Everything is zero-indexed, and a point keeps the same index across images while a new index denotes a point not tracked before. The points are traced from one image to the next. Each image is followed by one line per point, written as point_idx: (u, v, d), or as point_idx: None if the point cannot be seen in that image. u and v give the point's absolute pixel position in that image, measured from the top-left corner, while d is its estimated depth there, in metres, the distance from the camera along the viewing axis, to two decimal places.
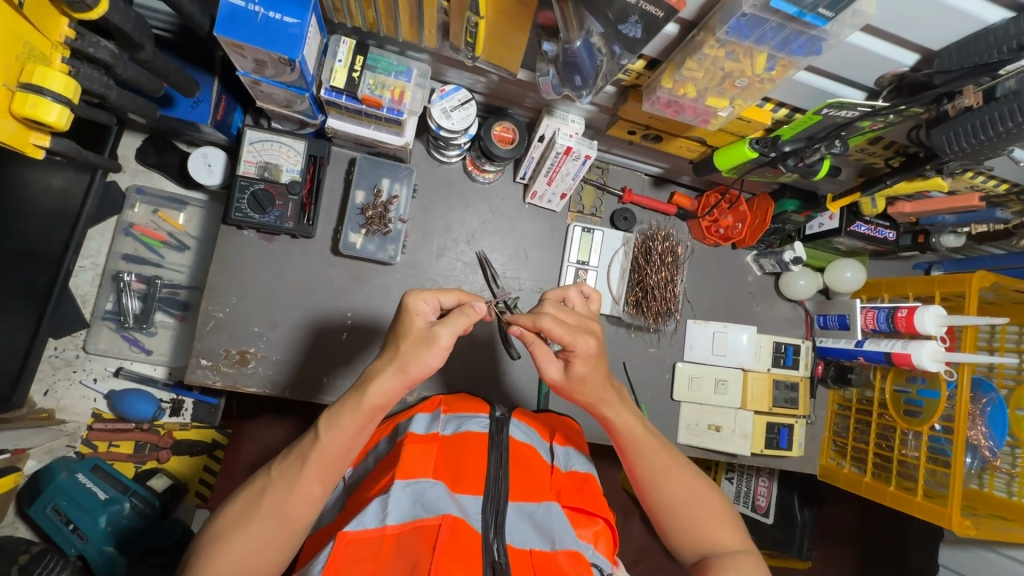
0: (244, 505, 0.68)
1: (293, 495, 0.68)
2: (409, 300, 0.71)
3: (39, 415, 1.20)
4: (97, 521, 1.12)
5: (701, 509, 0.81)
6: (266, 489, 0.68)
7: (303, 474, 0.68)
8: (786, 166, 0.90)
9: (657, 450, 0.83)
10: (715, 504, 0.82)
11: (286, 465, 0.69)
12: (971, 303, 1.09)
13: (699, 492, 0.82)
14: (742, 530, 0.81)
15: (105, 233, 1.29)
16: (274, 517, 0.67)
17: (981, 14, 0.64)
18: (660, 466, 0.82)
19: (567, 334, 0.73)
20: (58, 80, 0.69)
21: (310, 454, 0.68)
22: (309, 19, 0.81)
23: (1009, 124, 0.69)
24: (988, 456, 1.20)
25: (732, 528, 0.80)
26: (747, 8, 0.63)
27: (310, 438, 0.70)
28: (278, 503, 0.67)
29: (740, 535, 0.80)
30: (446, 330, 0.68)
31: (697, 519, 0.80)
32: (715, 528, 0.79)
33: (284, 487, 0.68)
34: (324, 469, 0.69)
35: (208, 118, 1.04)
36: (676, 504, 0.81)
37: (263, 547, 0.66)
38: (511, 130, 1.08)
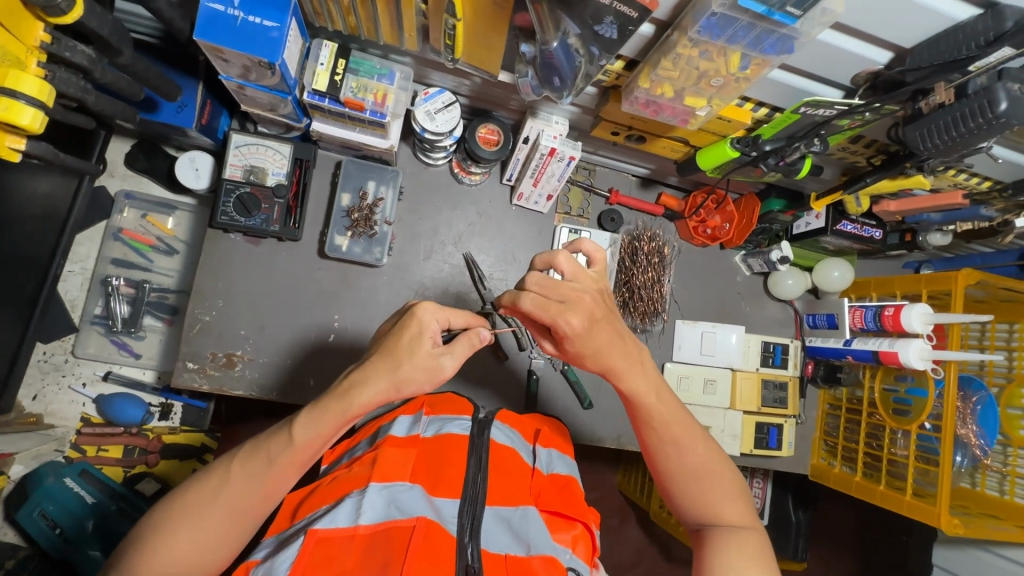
0: (199, 495, 0.68)
1: (252, 492, 0.68)
2: (421, 316, 0.69)
3: (26, 420, 1.20)
4: (82, 524, 1.13)
5: (712, 480, 0.78)
6: (225, 483, 0.68)
7: (268, 473, 0.68)
8: (767, 165, 0.90)
9: (676, 419, 0.79)
10: (727, 477, 0.80)
11: (249, 461, 0.69)
12: (957, 301, 1.09)
13: (712, 464, 0.79)
14: (749, 504, 0.79)
15: (93, 238, 1.30)
16: (230, 511, 0.67)
17: (949, 11, 0.64)
18: (677, 437, 0.79)
19: (546, 314, 0.71)
20: (30, 83, 0.70)
21: (279, 455, 0.68)
22: (288, 23, 0.81)
23: (981, 120, 0.69)
24: (979, 455, 1.19)
25: (740, 503, 0.78)
26: (716, 7, 0.63)
27: (282, 437, 0.69)
28: (235, 496, 0.68)
29: (747, 510, 0.78)
30: (451, 359, 0.70)
31: (706, 491, 0.78)
32: (723, 502, 0.77)
33: (243, 484, 0.68)
34: (290, 468, 0.69)
35: (192, 122, 1.04)
36: (687, 476, 0.79)
37: (212, 539, 0.67)
38: (496, 132, 1.08)
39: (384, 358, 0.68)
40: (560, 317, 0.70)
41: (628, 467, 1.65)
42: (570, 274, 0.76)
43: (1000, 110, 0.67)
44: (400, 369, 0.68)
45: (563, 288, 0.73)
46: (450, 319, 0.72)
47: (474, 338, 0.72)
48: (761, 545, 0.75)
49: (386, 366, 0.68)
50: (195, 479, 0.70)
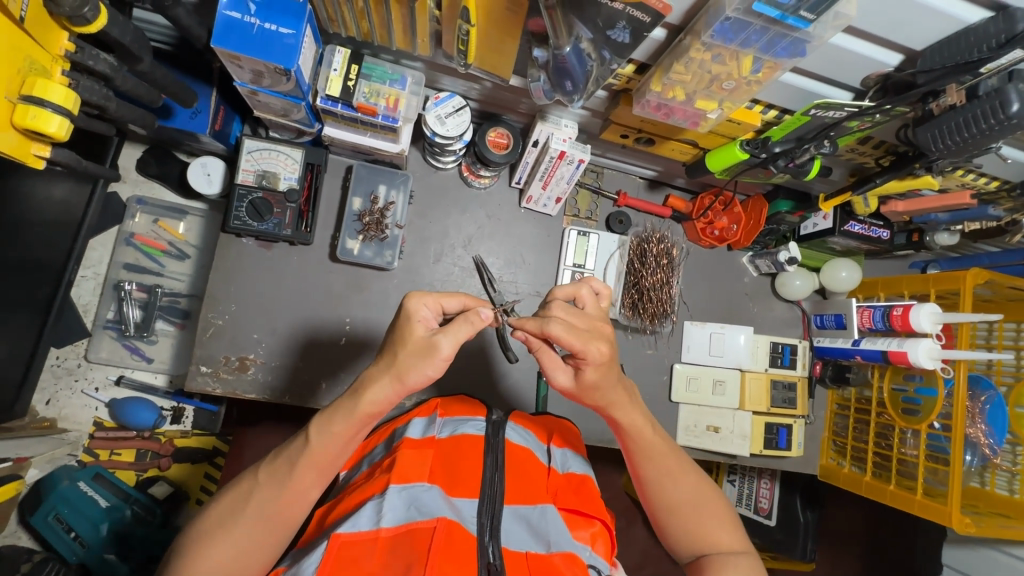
0: (231, 505, 0.69)
1: (279, 497, 0.69)
2: (410, 303, 0.66)
3: (40, 425, 1.21)
4: (98, 528, 1.13)
5: (702, 511, 0.81)
6: (253, 491, 0.69)
7: (290, 478, 0.69)
8: (776, 166, 0.91)
9: (666, 451, 0.82)
10: (717, 506, 0.82)
11: (274, 469, 0.70)
12: (966, 300, 1.09)
13: (701, 496, 0.82)
14: (740, 529, 0.82)
15: (106, 243, 1.31)
16: (259, 518, 0.68)
17: (961, 13, 0.65)
18: (667, 468, 0.82)
19: (577, 341, 0.67)
20: (57, 91, 0.71)
21: (298, 458, 0.69)
22: (303, 30, 0.82)
23: (993, 121, 0.70)
24: (988, 454, 1.20)
25: (730, 528, 0.81)
26: (730, 12, 0.64)
27: (300, 442, 0.70)
28: (262, 505, 0.68)
29: (739, 535, 0.81)
30: (448, 338, 0.63)
31: (698, 519, 0.81)
32: (715, 529, 0.80)
33: (268, 491, 0.69)
34: (311, 472, 0.69)
35: (205, 127, 1.05)
36: (679, 506, 0.81)
37: (249, 547, 0.68)
38: (506, 135, 1.10)
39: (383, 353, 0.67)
40: (588, 345, 0.67)
41: None
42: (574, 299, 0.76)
43: (1012, 111, 0.68)
44: (395, 355, 0.65)
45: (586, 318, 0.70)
46: (445, 305, 0.69)
47: (477, 318, 0.64)
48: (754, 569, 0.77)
49: (384, 362, 0.66)
50: (226, 490, 0.72)
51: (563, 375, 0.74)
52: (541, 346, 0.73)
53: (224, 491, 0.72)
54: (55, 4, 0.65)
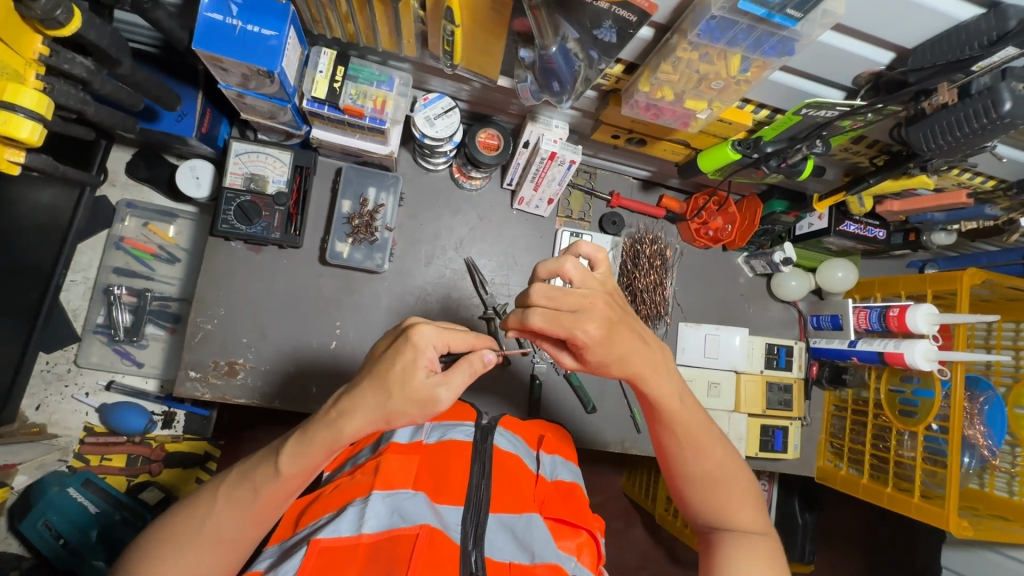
0: (187, 524, 0.67)
1: (240, 520, 0.67)
2: (415, 338, 0.65)
3: (30, 431, 1.20)
4: (86, 534, 1.12)
5: (727, 490, 0.78)
6: (210, 513, 0.67)
7: (253, 503, 0.67)
8: (769, 166, 0.89)
9: (694, 423, 0.78)
10: (742, 484, 0.79)
11: (235, 492, 0.67)
12: (962, 300, 1.08)
13: (727, 474, 0.79)
14: (761, 508, 0.80)
15: (95, 247, 1.30)
16: (216, 540, 0.67)
17: (951, 10, 0.63)
18: (693, 443, 0.78)
19: (563, 327, 0.66)
20: (29, 96, 0.70)
21: (264, 484, 0.67)
22: (287, 31, 0.81)
23: (984, 121, 0.69)
24: (987, 455, 1.18)
25: (752, 507, 0.78)
26: (715, 10, 0.63)
27: (269, 467, 0.67)
28: (218, 528, 0.66)
29: (758, 514, 0.79)
30: (448, 390, 0.64)
31: (719, 494, 0.78)
32: (736, 506, 0.78)
33: (227, 515, 0.67)
34: (274, 497, 0.68)
35: (192, 131, 1.04)
36: (700, 478, 0.78)
37: (201, 568, 0.66)
38: (496, 137, 1.08)
39: (375, 386, 0.64)
40: (577, 327, 0.66)
41: (633, 470, 1.64)
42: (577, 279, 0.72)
43: (1005, 110, 0.67)
44: (391, 407, 0.64)
45: (572, 296, 0.67)
46: (449, 341, 0.67)
47: (476, 363, 0.66)
48: (772, 551, 0.76)
49: (377, 397, 0.64)
50: (180, 505, 0.69)
51: (569, 358, 0.73)
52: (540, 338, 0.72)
53: (179, 502, 0.69)
54: (27, 7, 0.64)
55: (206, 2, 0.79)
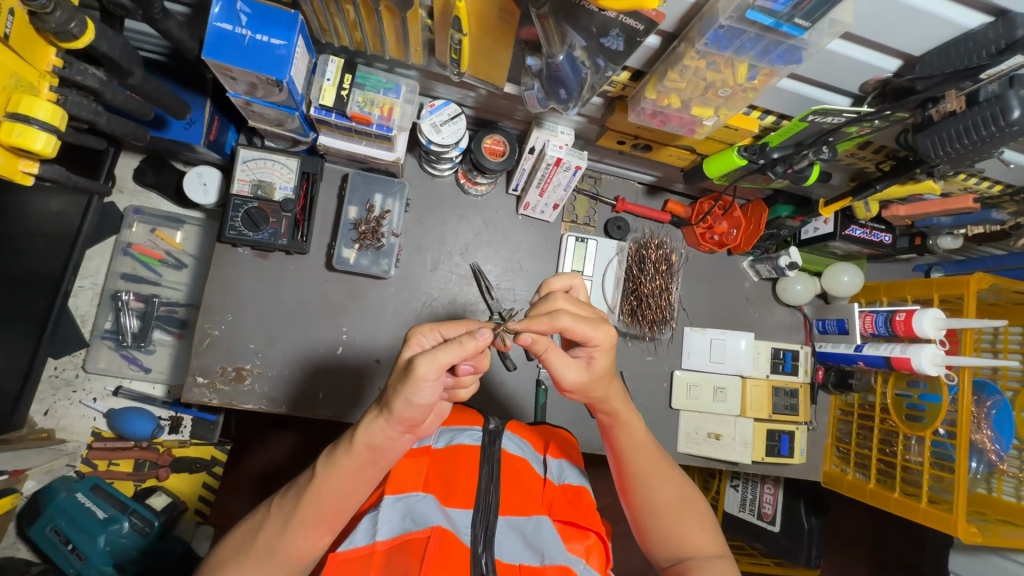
0: (244, 536, 0.70)
1: (291, 533, 0.68)
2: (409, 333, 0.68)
3: (38, 436, 1.21)
4: (96, 541, 1.13)
5: (682, 512, 0.78)
6: (263, 525, 0.70)
7: (297, 514, 0.68)
8: (774, 172, 0.90)
9: (647, 447, 0.80)
10: (697, 507, 0.80)
11: (282, 509, 0.69)
12: (970, 305, 1.08)
13: (680, 495, 0.80)
14: (719, 534, 0.79)
15: (103, 253, 1.30)
16: (266, 553, 0.68)
17: (959, 19, 0.63)
18: (648, 470, 0.79)
19: (585, 327, 0.68)
20: (44, 109, 0.70)
21: (305, 495, 0.68)
22: (295, 40, 0.82)
23: (992, 128, 0.69)
24: (995, 460, 1.17)
25: (711, 532, 0.78)
26: (723, 20, 0.63)
27: (308, 480, 0.69)
28: (268, 541, 0.68)
29: (718, 539, 0.78)
30: (432, 362, 0.59)
31: (677, 519, 0.78)
32: (693, 528, 0.78)
33: (275, 526, 0.69)
34: (316, 509, 0.68)
35: (200, 138, 1.05)
36: (658, 507, 0.79)
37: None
38: (502, 142, 1.08)
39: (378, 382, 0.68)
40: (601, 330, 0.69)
41: None
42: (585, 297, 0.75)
43: (1013, 118, 0.67)
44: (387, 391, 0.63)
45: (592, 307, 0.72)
46: (446, 330, 0.69)
47: (468, 343, 0.61)
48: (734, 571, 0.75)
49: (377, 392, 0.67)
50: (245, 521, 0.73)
51: (574, 371, 0.70)
52: (551, 347, 0.68)
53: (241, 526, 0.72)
54: (42, 20, 0.65)
55: (216, 12, 0.80)
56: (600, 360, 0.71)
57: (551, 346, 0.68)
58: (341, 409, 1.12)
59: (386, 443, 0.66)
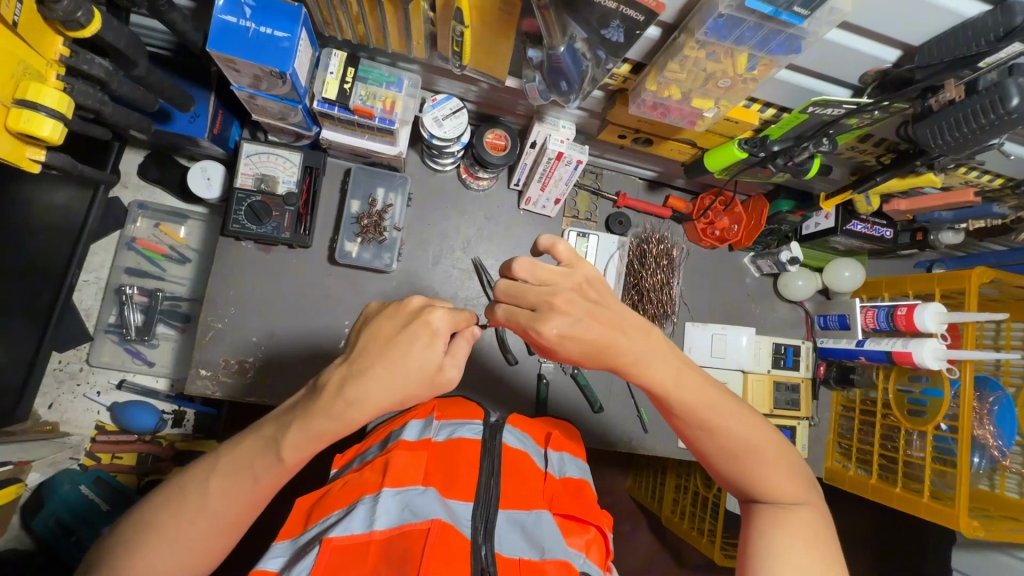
0: (181, 499, 0.66)
1: (235, 494, 0.66)
2: (434, 321, 0.66)
3: (42, 429, 1.22)
4: (99, 531, 1.13)
5: (759, 462, 0.73)
6: (207, 490, 0.66)
7: (244, 480, 0.66)
8: (776, 165, 0.90)
9: (711, 399, 0.73)
10: (775, 451, 0.75)
11: (230, 478, 0.66)
12: (971, 299, 1.07)
13: (755, 443, 0.74)
14: (798, 472, 0.75)
15: (108, 247, 1.32)
16: (215, 519, 0.66)
17: (956, 7, 0.64)
18: (713, 422, 0.73)
19: (516, 324, 0.71)
20: (51, 96, 0.71)
21: (264, 472, 0.66)
22: (299, 33, 0.83)
23: (991, 116, 0.69)
24: (998, 456, 1.17)
25: (791, 476, 0.74)
26: (723, 9, 0.64)
27: (269, 455, 0.66)
28: (219, 508, 0.66)
29: (798, 482, 0.74)
30: (455, 367, 0.68)
31: (753, 469, 0.73)
32: (772, 476, 0.73)
33: (227, 495, 0.66)
34: (265, 477, 0.66)
35: (205, 132, 1.06)
36: (729, 457, 0.74)
37: (204, 540, 0.66)
38: (504, 137, 1.09)
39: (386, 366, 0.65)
40: (530, 327, 0.69)
41: (640, 472, 1.64)
42: (533, 277, 0.70)
43: (1012, 106, 0.67)
44: (403, 373, 0.65)
45: (533, 295, 0.69)
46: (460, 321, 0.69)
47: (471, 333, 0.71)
48: (816, 518, 0.72)
49: (387, 377, 0.64)
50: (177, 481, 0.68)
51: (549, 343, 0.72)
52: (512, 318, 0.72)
53: (173, 482, 0.68)
54: (50, 9, 0.67)
55: (221, 5, 0.81)
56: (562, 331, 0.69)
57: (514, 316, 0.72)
58: None
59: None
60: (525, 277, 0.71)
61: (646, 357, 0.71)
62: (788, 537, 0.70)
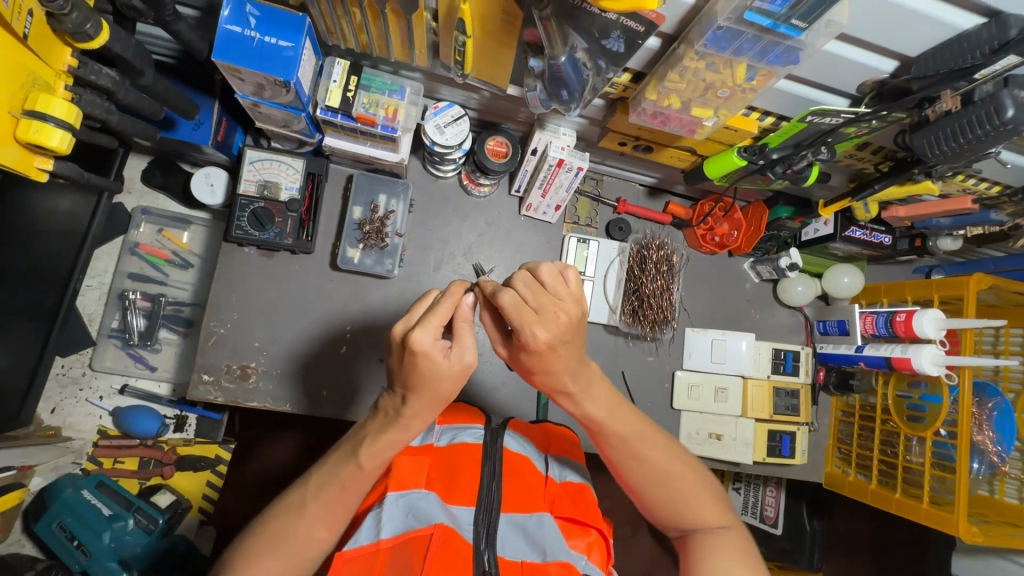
0: (281, 524, 0.70)
1: (326, 512, 0.71)
2: (418, 344, 0.61)
3: (45, 433, 1.22)
4: (99, 537, 1.11)
5: (684, 489, 0.77)
6: (303, 512, 0.70)
7: (334, 495, 0.71)
8: (774, 173, 0.92)
9: (640, 432, 0.77)
10: (698, 478, 0.79)
11: (322, 492, 0.71)
12: (970, 306, 1.08)
13: (680, 471, 0.78)
14: (721, 496, 0.80)
15: (111, 253, 1.32)
16: (307, 537, 0.70)
17: (952, 20, 0.65)
18: (644, 452, 0.76)
19: (518, 317, 0.63)
20: (60, 107, 0.72)
21: (349, 480, 0.71)
22: (303, 42, 0.83)
23: (987, 127, 0.70)
24: (997, 461, 1.17)
25: (714, 500, 0.79)
26: (722, 21, 0.65)
27: (351, 465, 0.71)
28: (312, 524, 0.70)
29: (720, 506, 0.79)
30: (468, 351, 0.65)
31: (681, 496, 0.77)
32: (697, 501, 0.77)
33: (321, 509, 0.70)
34: (347, 489, 0.71)
35: (208, 139, 1.07)
36: (660, 487, 0.77)
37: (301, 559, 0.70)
38: (505, 144, 1.10)
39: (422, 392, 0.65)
40: (529, 327, 0.62)
41: None
42: (551, 283, 0.66)
43: (1007, 117, 0.68)
44: (437, 391, 0.65)
45: (545, 299, 0.64)
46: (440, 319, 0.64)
47: (467, 316, 0.67)
48: (742, 539, 0.76)
49: (424, 393, 0.65)
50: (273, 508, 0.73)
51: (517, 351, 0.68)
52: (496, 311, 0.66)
53: (272, 510, 0.72)
54: (59, 21, 0.68)
55: (226, 15, 0.82)
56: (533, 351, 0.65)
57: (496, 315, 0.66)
58: (343, 407, 1.13)
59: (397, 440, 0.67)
60: (545, 278, 0.66)
61: (588, 389, 0.72)
62: (718, 560, 0.73)
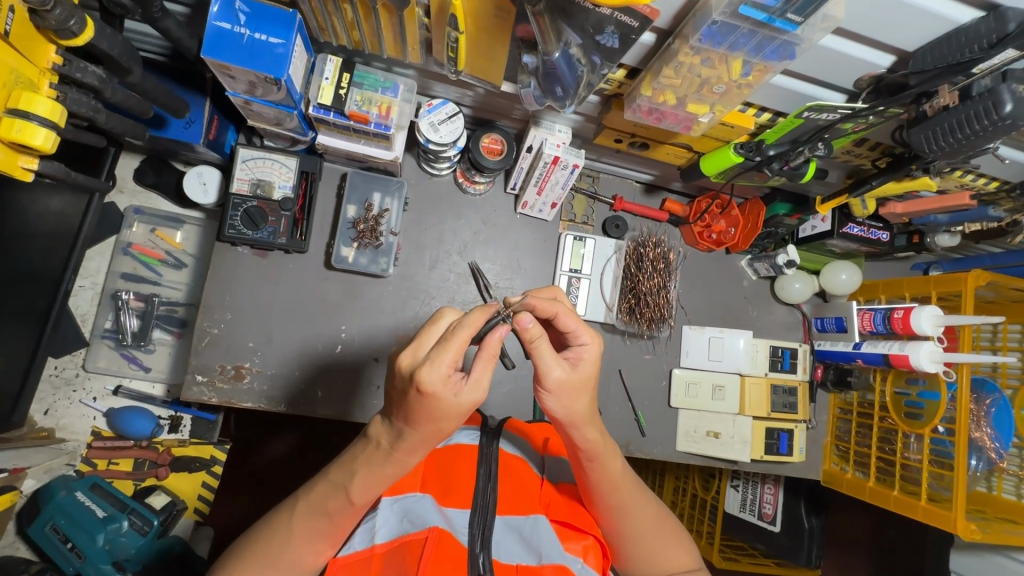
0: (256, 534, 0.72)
1: (308, 533, 0.70)
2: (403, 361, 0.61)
3: (38, 435, 1.21)
4: (95, 539, 1.12)
5: (654, 538, 0.79)
6: (271, 527, 0.71)
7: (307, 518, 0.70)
8: (771, 170, 0.90)
9: (621, 483, 0.77)
10: (668, 526, 0.81)
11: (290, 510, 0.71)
12: (967, 302, 1.07)
13: (653, 520, 0.79)
14: (690, 544, 0.82)
15: (103, 253, 1.31)
16: (267, 547, 0.70)
17: (949, 13, 0.64)
18: (627, 501, 0.77)
19: (577, 326, 0.70)
20: (44, 104, 0.71)
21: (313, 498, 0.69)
22: (293, 39, 0.82)
23: (986, 122, 0.69)
24: (995, 458, 1.16)
25: (682, 547, 0.80)
26: (717, 15, 0.64)
27: (339, 498, 0.69)
28: (271, 535, 0.70)
29: (688, 553, 0.81)
30: (483, 389, 0.61)
31: (651, 544, 0.78)
32: (665, 549, 0.79)
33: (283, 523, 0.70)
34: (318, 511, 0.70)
35: (200, 137, 1.06)
36: (636, 536, 0.78)
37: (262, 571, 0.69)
38: (499, 142, 1.09)
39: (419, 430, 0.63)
40: (590, 330, 0.70)
41: None
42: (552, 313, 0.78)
43: (1005, 112, 0.67)
44: (441, 428, 0.62)
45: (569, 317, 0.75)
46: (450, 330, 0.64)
47: (492, 349, 0.62)
48: None
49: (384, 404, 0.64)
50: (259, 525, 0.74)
51: (560, 369, 0.66)
52: (540, 335, 0.65)
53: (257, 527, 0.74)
54: (42, 17, 0.67)
55: (215, 11, 0.81)
56: (586, 364, 0.68)
57: (545, 335, 0.65)
58: (339, 408, 1.12)
59: (393, 452, 0.65)
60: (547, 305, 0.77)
61: (590, 418, 0.71)
62: None
